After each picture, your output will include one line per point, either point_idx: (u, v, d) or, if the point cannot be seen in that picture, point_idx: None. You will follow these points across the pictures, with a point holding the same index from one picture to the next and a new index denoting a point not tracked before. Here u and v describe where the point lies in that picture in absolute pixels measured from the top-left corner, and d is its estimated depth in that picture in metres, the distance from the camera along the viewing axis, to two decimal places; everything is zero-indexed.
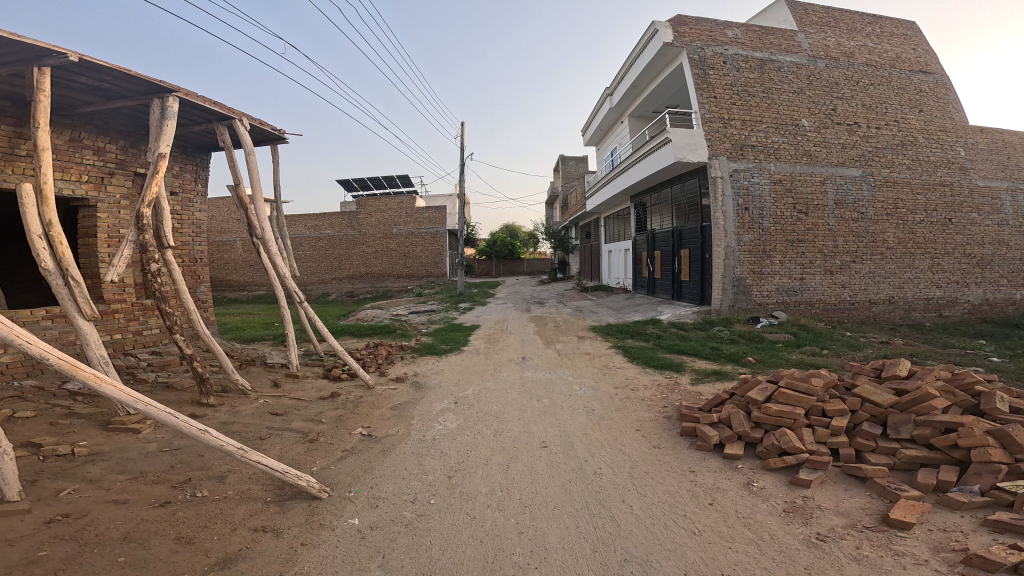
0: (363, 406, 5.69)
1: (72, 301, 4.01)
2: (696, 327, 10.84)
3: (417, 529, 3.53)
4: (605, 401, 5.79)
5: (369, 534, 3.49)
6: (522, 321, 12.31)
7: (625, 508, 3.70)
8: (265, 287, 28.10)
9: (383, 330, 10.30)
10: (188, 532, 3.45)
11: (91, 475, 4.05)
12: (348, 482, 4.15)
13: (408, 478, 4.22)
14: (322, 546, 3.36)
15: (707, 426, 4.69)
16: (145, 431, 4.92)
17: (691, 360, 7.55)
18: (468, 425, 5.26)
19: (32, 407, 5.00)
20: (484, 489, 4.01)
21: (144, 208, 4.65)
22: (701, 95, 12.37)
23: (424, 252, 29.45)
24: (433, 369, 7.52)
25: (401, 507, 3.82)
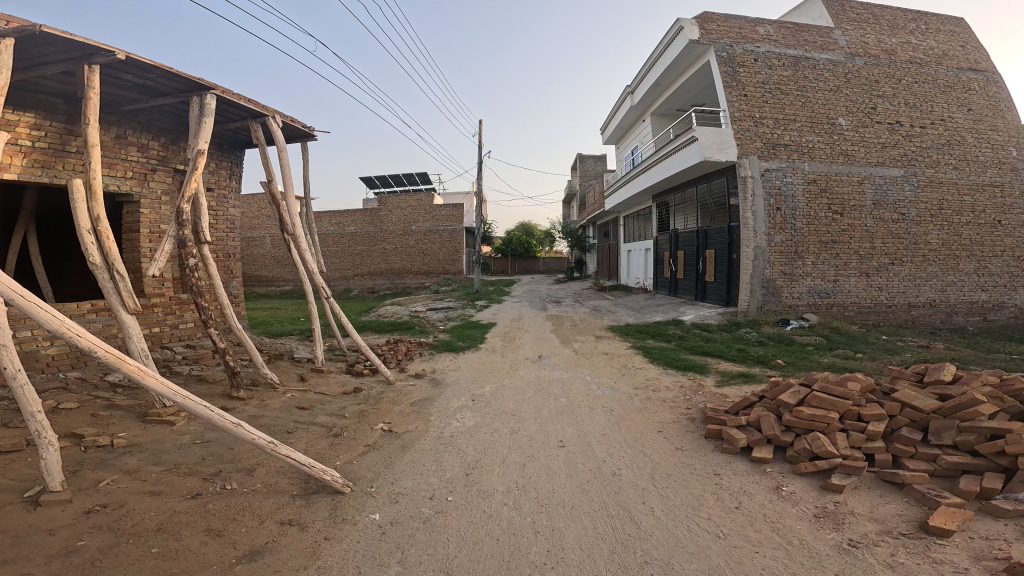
0: (384, 402, 5.76)
1: (116, 295, 4.21)
2: (721, 328, 10.53)
3: (435, 526, 3.55)
4: (626, 403, 5.66)
5: (389, 530, 3.53)
6: (539, 320, 12.14)
7: (645, 510, 3.64)
8: (291, 283, 28.89)
9: (402, 326, 10.41)
10: (217, 524, 3.56)
11: (128, 467, 4.24)
12: (369, 478, 4.20)
13: (426, 475, 4.25)
14: (344, 541, 3.42)
15: (734, 428, 4.55)
16: (179, 424, 5.12)
17: (717, 362, 7.32)
18: (487, 423, 5.24)
19: (76, 398, 5.28)
20: (500, 488, 4.00)
21: (184, 204, 4.82)
22: (730, 93, 12.12)
23: (441, 249, 29.84)
24: (452, 365, 7.56)
25: (420, 503, 3.85)
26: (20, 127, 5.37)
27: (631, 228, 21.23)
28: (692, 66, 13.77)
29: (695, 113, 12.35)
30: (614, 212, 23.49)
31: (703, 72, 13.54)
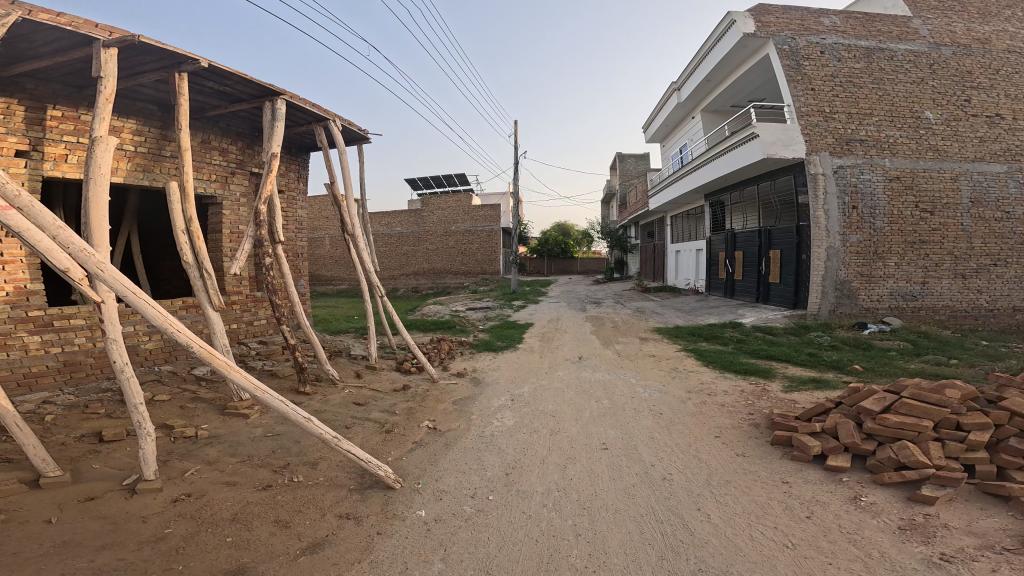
0: (430, 401, 5.79)
1: (205, 293, 4.62)
2: (786, 332, 9.76)
3: (477, 524, 3.64)
4: (675, 404, 5.32)
5: (434, 527, 3.65)
6: (578, 321, 11.82)
7: (701, 516, 3.45)
8: (345, 282, 30.20)
9: (443, 325, 10.48)
10: (285, 515, 3.78)
11: (209, 457, 4.59)
12: (417, 474, 4.25)
13: (470, 473, 4.23)
14: (394, 537, 3.58)
15: (806, 435, 4.18)
16: (253, 417, 5.48)
17: (783, 367, 6.78)
18: (528, 422, 5.14)
19: (168, 391, 5.81)
20: (540, 489, 3.97)
21: (261, 205, 5.14)
22: (796, 87, 11.45)
23: (480, 249, 30.32)
24: (492, 365, 7.48)
25: (462, 501, 3.90)
26: (124, 133, 5.81)
27: (679, 228, 20.51)
28: (747, 60, 13.20)
29: (754, 110, 11.75)
30: (660, 211, 22.77)
31: (762, 65, 12.93)
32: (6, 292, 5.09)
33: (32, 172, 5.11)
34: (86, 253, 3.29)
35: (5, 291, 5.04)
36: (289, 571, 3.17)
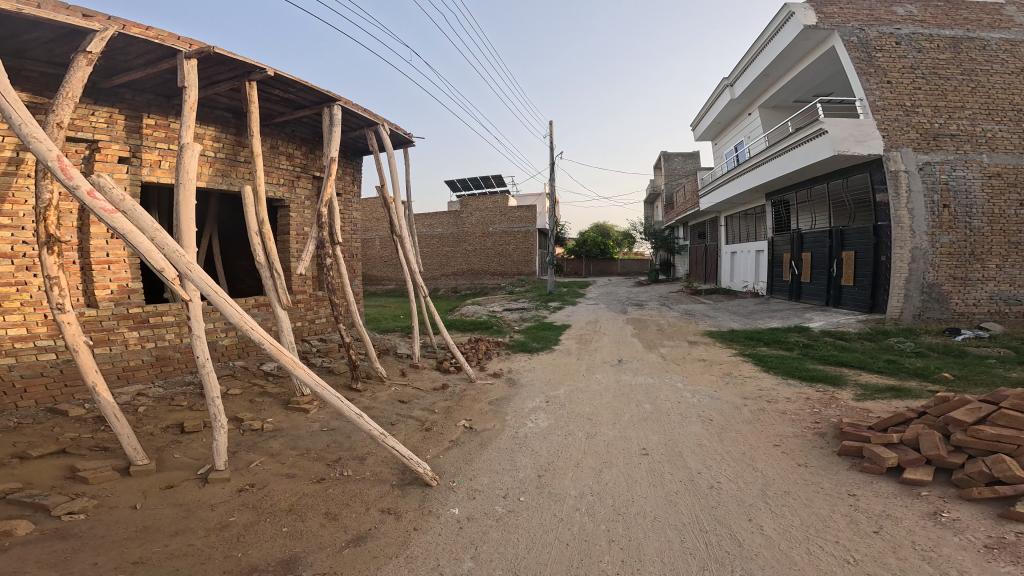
0: (468, 400, 5.71)
1: (275, 292, 4.54)
2: (861, 337, 8.72)
3: (507, 525, 3.59)
4: (728, 410, 4.85)
5: (466, 525, 3.63)
6: (620, 323, 11.22)
7: (751, 527, 3.14)
8: (390, 282, 30.28)
9: (481, 325, 10.27)
10: (334, 508, 3.93)
11: (272, 449, 4.85)
12: (452, 472, 4.24)
13: (502, 473, 4.17)
14: (429, 533, 3.61)
15: (879, 446, 3.70)
16: (312, 412, 5.76)
17: (857, 374, 6.10)
18: (564, 424, 4.94)
19: (240, 385, 6.27)
20: (573, 492, 3.84)
21: (322, 207, 5.12)
22: (869, 81, 10.58)
23: (514, 250, 29.13)
24: (529, 366, 7.23)
25: (494, 501, 3.85)
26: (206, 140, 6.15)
27: (735, 229, 19.39)
28: (810, 52, 12.40)
29: (821, 105, 10.96)
30: (713, 211, 21.59)
31: (826, 59, 12.16)
32: (111, 291, 5.45)
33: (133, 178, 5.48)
34: (177, 254, 3.65)
35: (110, 289, 5.39)
36: (332, 563, 3.27)
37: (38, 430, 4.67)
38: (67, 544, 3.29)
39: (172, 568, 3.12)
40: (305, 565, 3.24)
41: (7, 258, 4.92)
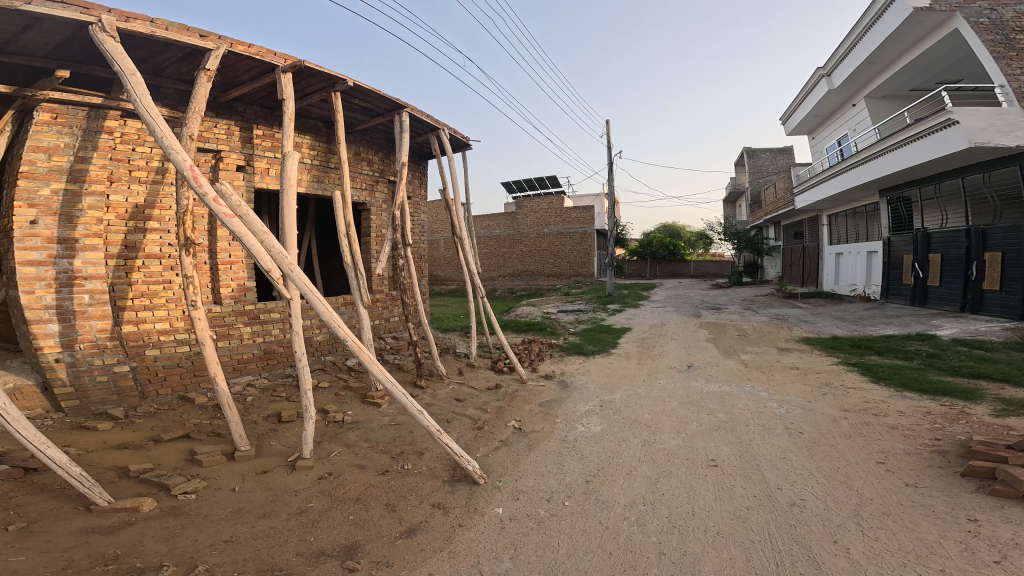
0: (517, 401, 5.44)
1: (357, 291, 4.69)
2: (1008, 347, 7.01)
3: (548, 528, 3.44)
4: (821, 423, 4.17)
5: (508, 526, 3.53)
6: (690, 327, 10.07)
7: (835, 550, 2.62)
8: (450, 281, 29.71)
9: (536, 326, 9.79)
10: (393, 499, 4.01)
11: (349, 441, 4.95)
12: (499, 471, 4.15)
13: (549, 476, 4.01)
14: (472, 530, 3.54)
15: (1017, 467, 2.95)
16: (384, 406, 5.83)
17: (1000, 388, 4.95)
18: (618, 428, 4.57)
19: (328, 377, 6.57)
20: (622, 501, 3.60)
21: (396, 211, 5.11)
22: (1009, 65, 9.12)
23: (572, 252, 27.71)
24: (582, 369, 6.70)
25: (537, 504, 3.72)
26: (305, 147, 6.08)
27: (840, 228, 17.07)
28: (927, 34, 10.97)
29: (946, 92, 9.57)
30: (812, 209, 19.19)
31: (947, 42, 10.76)
32: (232, 288, 5.90)
33: (247, 185, 5.67)
34: (281, 256, 4.07)
35: (232, 287, 5.87)
36: (386, 553, 3.35)
37: (170, 416, 5.04)
38: (180, 521, 3.60)
39: (255, 548, 3.34)
40: (363, 553, 3.35)
41: (156, 259, 5.39)
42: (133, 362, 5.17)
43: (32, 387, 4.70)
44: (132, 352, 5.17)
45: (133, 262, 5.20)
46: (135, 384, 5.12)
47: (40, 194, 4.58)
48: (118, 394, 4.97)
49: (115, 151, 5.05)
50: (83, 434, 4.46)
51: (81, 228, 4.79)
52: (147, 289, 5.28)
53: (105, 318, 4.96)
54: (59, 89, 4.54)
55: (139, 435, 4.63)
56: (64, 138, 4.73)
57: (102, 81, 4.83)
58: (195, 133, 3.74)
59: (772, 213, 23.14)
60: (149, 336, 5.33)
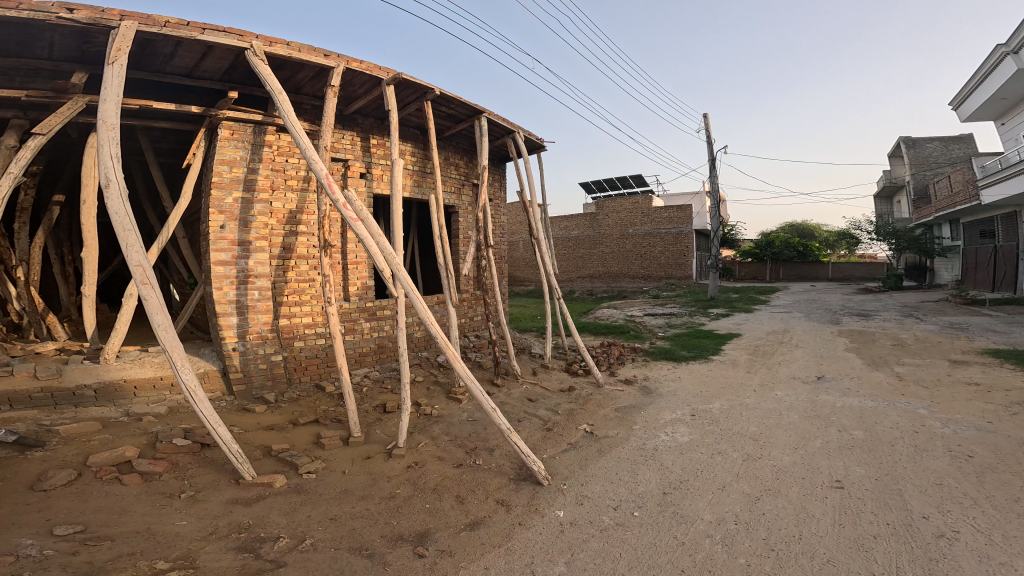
0: (591, 404, 4.99)
1: (449, 289, 4.92)
2: None
3: (610, 537, 3.10)
4: (1003, 446, 3.28)
5: (568, 530, 3.24)
6: (824, 335, 8.35)
7: None
8: (527, 282, 28.21)
9: (617, 329, 8.95)
10: (463, 492, 3.92)
11: (433, 433, 4.99)
12: (564, 474, 3.84)
13: (619, 484, 3.61)
14: (532, 530, 3.30)
15: None
16: (464, 402, 5.78)
17: None
18: (712, 439, 3.95)
19: (424, 372, 6.58)
20: (708, 517, 3.06)
21: (480, 212, 5.35)
22: None
23: (663, 253, 24.87)
24: (670, 374, 5.83)
25: (602, 511, 3.37)
26: (407, 155, 6.44)
27: None
28: None
29: None
30: (1009, 206, 15.26)
31: None
32: (357, 286, 6.34)
33: (368, 191, 6.09)
34: (388, 255, 4.08)
35: (358, 285, 6.29)
36: (451, 542, 3.29)
37: (308, 403, 5.40)
38: (300, 497, 3.97)
39: (350, 528, 3.53)
40: (432, 541, 3.33)
41: (305, 259, 5.70)
42: (286, 352, 5.55)
43: (215, 372, 5.27)
44: (285, 343, 5.53)
45: (290, 262, 5.56)
46: (285, 372, 5.54)
47: (225, 201, 5.10)
48: (272, 380, 5.43)
49: (274, 161, 5.40)
50: (243, 415, 4.96)
51: (253, 232, 5.27)
52: (298, 289, 5.60)
53: (268, 311, 5.42)
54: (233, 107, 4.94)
55: (282, 418, 5.04)
56: (240, 152, 5.17)
57: (261, 99, 5.33)
58: (328, 143, 4.29)
59: (945, 207, 18.88)
60: (298, 330, 5.66)
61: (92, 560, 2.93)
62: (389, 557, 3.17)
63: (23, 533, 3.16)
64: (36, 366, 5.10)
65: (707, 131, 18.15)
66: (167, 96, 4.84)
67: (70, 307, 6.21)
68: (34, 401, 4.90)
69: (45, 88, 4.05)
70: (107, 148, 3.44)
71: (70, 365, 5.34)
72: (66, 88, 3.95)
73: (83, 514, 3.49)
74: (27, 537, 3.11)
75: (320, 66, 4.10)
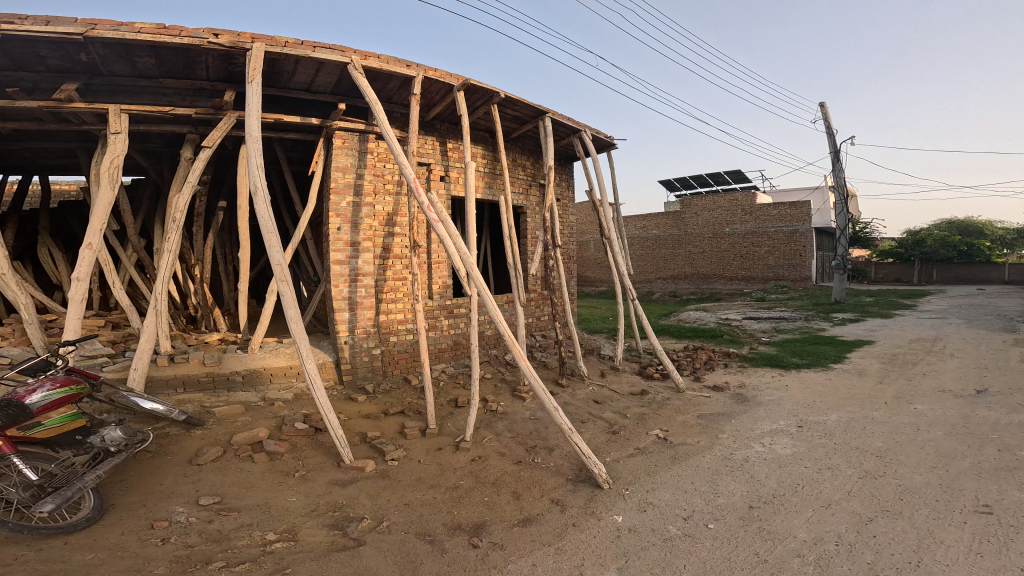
0: (668, 408, 4.65)
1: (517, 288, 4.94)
2: None
3: (675, 548, 2.71)
4: None
5: (625, 536, 2.92)
6: (993, 345, 6.85)
7: None
8: (603, 283, 26.89)
9: (707, 333, 8.35)
10: (520, 488, 3.76)
11: (497, 429, 4.94)
12: (628, 479, 3.53)
13: (694, 494, 3.22)
14: (585, 531, 3.04)
15: None
16: (528, 400, 5.66)
17: None
18: (820, 453, 3.45)
19: (493, 369, 6.55)
20: (801, 536, 2.57)
21: (546, 213, 5.59)
22: None
23: (771, 253, 22.60)
24: (773, 382, 5.39)
25: (669, 521, 2.99)
26: (477, 158, 6.78)
27: None
28: None
29: None
30: None
31: None
32: (437, 285, 6.63)
33: (446, 194, 6.57)
34: (465, 255, 4.23)
35: (440, 283, 6.60)
36: (503, 536, 3.15)
37: (397, 394, 5.78)
38: (382, 483, 4.12)
39: (417, 514, 3.57)
40: (487, 532, 3.23)
41: (400, 259, 6.20)
42: (383, 346, 6.03)
43: (330, 363, 5.84)
44: (383, 338, 6.02)
45: (387, 261, 6.08)
46: (382, 365, 6.02)
47: (340, 205, 5.74)
48: (373, 372, 5.93)
49: (375, 167, 5.97)
50: (349, 403, 5.44)
51: (362, 232, 5.85)
52: (394, 287, 6.09)
53: (372, 308, 5.94)
54: (342, 117, 5.62)
55: (377, 407, 5.41)
56: (349, 158, 5.81)
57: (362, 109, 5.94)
58: (414, 148, 4.72)
59: None
60: (392, 326, 6.12)
61: (222, 528, 3.46)
62: (446, 545, 3.14)
63: (177, 501, 3.80)
64: (204, 355, 6.03)
65: (826, 121, 15.82)
66: (292, 109, 5.69)
67: (230, 302, 7.50)
68: (200, 385, 5.77)
69: (206, 104, 5.07)
70: (254, 158, 4.10)
71: (230, 353, 6.20)
72: (222, 106, 4.89)
73: (223, 486, 4.08)
74: (180, 505, 3.75)
75: (404, 75, 4.70)
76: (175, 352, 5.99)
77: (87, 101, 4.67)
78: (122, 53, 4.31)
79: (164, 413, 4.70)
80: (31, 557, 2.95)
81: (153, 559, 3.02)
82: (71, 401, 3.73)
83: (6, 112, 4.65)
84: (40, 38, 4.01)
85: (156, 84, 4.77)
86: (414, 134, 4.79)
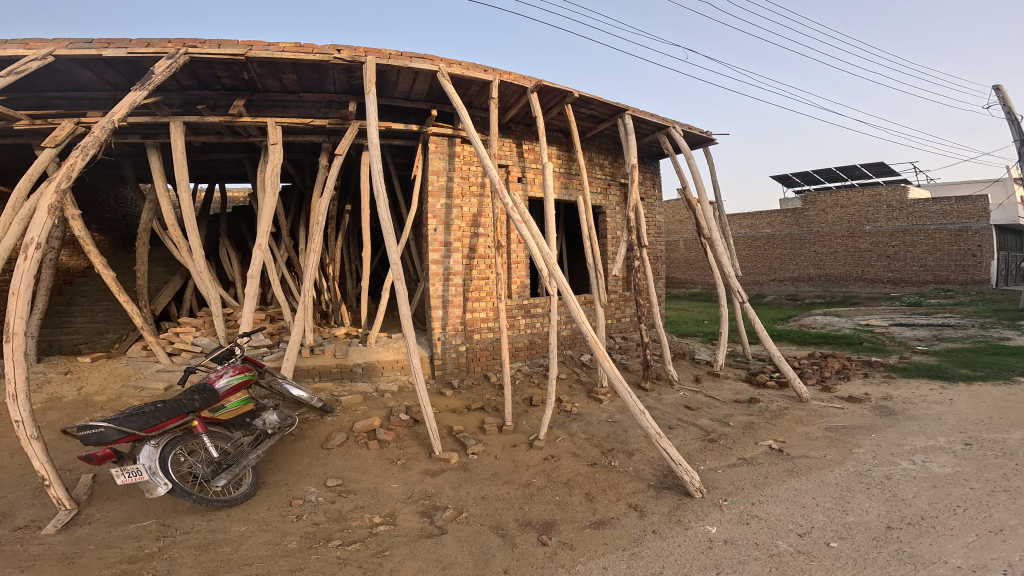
0: (785, 418, 4.14)
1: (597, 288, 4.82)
2: None
3: (782, 565, 2.29)
4: None
5: (717, 548, 2.54)
6: None
7: None
8: (700, 285, 24.87)
9: (837, 339, 7.45)
10: (595, 489, 3.52)
11: (570, 429, 4.75)
12: (727, 491, 3.11)
13: (815, 510, 2.70)
14: (666, 539, 2.71)
15: None
16: (605, 402, 5.42)
17: None
18: (995, 474, 2.82)
19: (566, 370, 6.38)
20: (956, 563, 2.07)
21: (631, 212, 5.32)
22: None
23: (930, 253, 19.12)
24: (926, 395, 4.53)
25: (778, 535, 2.53)
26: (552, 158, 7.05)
27: None
28: None
29: None
30: None
31: None
32: (515, 286, 6.70)
33: (524, 192, 6.92)
34: (546, 256, 4.27)
35: (519, 283, 6.66)
36: (575, 536, 2.95)
37: (478, 390, 5.94)
38: (465, 475, 4.16)
39: (491, 508, 3.52)
40: (556, 531, 3.06)
41: (483, 258, 6.43)
42: (467, 342, 6.28)
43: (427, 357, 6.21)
44: (468, 335, 6.27)
45: (474, 260, 6.35)
46: (467, 361, 6.25)
47: (436, 207, 6.15)
48: (460, 367, 6.18)
49: (461, 169, 6.28)
50: (440, 397, 5.71)
51: (453, 233, 6.20)
52: (478, 286, 6.33)
53: (461, 305, 6.22)
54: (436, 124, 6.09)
55: (462, 403, 5.59)
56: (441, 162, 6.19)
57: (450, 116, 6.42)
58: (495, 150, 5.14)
59: None
60: (476, 323, 6.32)
61: (343, 509, 3.76)
62: (516, 540, 3.03)
63: (309, 482, 4.20)
64: (336, 347, 6.79)
65: (1003, 104, 12.95)
66: (395, 117, 6.40)
67: (354, 300, 8.52)
68: (331, 374, 6.45)
69: (333, 113, 6.09)
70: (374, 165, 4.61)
71: (354, 347, 6.86)
72: (348, 117, 5.78)
73: (345, 470, 4.44)
74: (312, 485, 4.14)
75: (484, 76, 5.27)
76: (316, 345, 6.85)
77: (253, 115, 5.85)
78: (273, 71, 5.30)
79: (306, 400, 5.11)
80: (204, 527, 3.45)
81: (289, 534, 3.37)
82: (245, 386, 4.35)
83: (199, 126, 5.95)
84: (216, 60, 5.08)
85: (298, 97, 5.84)
86: (494, 138, 5.12)
